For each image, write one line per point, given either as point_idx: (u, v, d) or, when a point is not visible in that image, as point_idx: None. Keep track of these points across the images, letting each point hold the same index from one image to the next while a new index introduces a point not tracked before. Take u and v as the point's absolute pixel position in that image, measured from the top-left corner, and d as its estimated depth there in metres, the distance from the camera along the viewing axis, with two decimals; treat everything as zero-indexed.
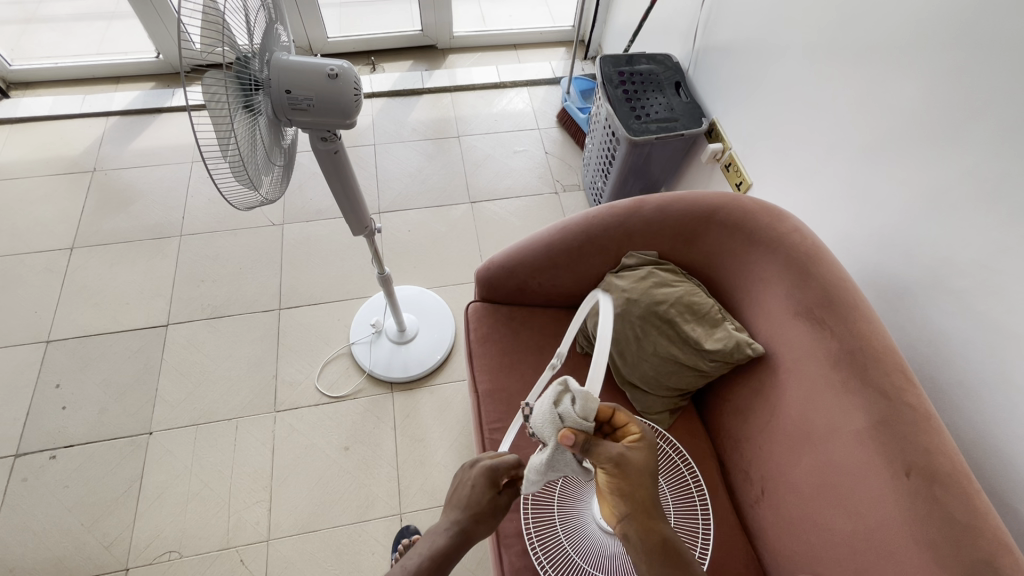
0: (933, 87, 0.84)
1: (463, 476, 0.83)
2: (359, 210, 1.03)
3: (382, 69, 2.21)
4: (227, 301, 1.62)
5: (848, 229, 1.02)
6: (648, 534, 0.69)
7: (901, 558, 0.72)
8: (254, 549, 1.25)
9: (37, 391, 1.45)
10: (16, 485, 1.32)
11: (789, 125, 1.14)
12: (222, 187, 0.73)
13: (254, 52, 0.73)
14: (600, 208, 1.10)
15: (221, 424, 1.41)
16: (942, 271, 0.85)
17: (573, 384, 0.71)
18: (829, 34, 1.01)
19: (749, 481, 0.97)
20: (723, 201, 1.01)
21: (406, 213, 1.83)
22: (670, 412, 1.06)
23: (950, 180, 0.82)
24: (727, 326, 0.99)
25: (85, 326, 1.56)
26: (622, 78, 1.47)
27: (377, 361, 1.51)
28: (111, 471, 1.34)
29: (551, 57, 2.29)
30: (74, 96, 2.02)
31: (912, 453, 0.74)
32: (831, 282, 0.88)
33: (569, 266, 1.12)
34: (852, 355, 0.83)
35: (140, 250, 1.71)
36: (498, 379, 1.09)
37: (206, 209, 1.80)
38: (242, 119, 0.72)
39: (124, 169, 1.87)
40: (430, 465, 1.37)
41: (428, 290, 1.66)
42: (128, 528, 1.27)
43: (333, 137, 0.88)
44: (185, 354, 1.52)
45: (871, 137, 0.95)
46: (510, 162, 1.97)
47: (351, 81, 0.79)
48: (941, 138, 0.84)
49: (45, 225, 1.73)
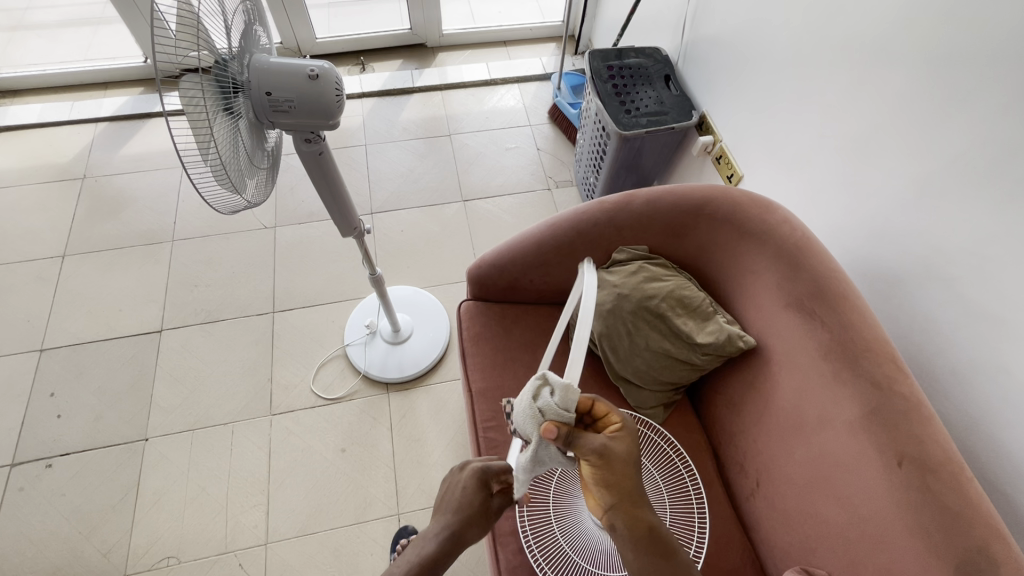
0: (919, 74, 0.83)
1: (454, 479, 0.83)
2: (347, 212, 1.02)
3: (372, 69, 2.20)
4: (221, 305, 1.61)
5: (838, 219, 1.02)
6: (634, 523, 0.69)
7: (896, 548, 0.72)
8: (253, 552, 1.25)
9: (31, 400, 1.44)
10: (12, 494, 1.31)
11: (778, 116, 1.14)
12: (204, 192, 0.73)
13: (233, 55, 0.73)
14: (589, 203, 1.09)
15: (217, 429, 1.41)
16: (932, 260, 0.84)
17: (552, 376, 0.69)
18: (817, 24, 1.00)
19: (744, 473, 0.97)
20: (713, 194, 1.00)
21: (399, 213, 1.82)
22: (664, 406, 1.05)
23: (940, 166, 0.82)
24: (719, 319, 0.99)
25: (79, 334, 1.55)
26: (611, 72, 1.46)
27: (373, 362, 1.50)
28: (108, 478, 1.34)
29: (541, 53, 2.28)
30: (63, 103, 2.01)
31: (905, 442, 0.74)
32: (820, 273, 0.87)
33: (560, 263, 1.12)
34: (843, 345, 0.82)
35: (131, 256, 1.70)
36: (491, 377, 1.09)
37: (197, 214, 1.79)
38: (222, 122, 0.72)
39: (115, 175, 1.86)
40: (428, 465, 1.37)
41: (422, 289, 1.66)
42: (126, 535, 1.27)
43: (318, 140, 0.87)
44: (179, 360, 1.52)
45: (861, 126, 0.94)
46: (503, 160, 1.96)
47: (333, 81, 0.79)
48: (929, 125, 0.83)
49: (35, 233, 1.72)
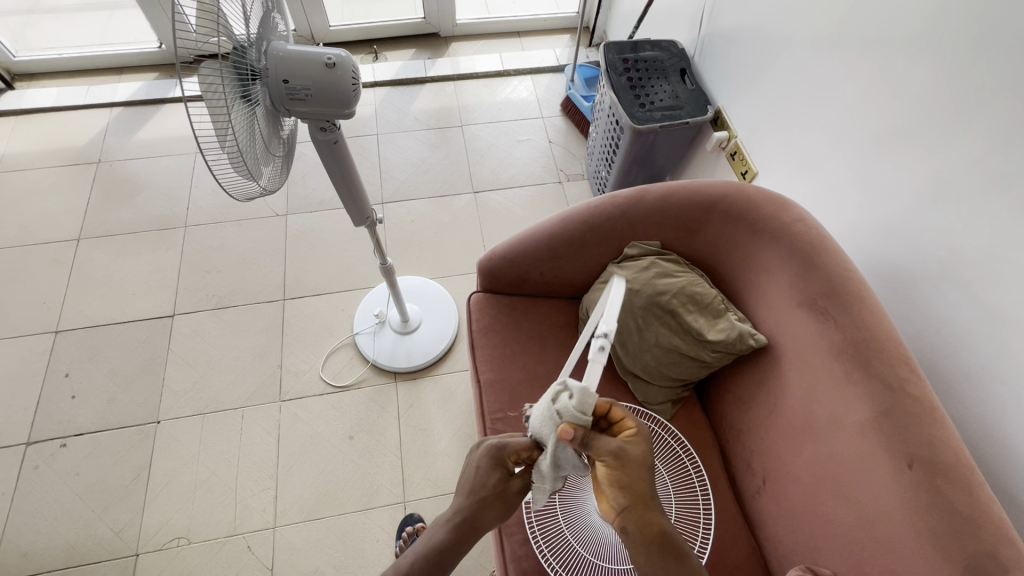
0: (943, 71, 0.82)
1: (469, 457, 0.82)
2: (360, 201, 1.02)
3: (385, 57, 2.19)
4: (233, 291, 1.63)
5: (853, 218, 1.01)
6: (646, 526, 0.69)
7: (902, 549, 0.72)
8: (261, 535, 1.27)
9: (46, 380, 1.47)
10: (27, 472, 1.34)
11: (795, 112, 1.12)
12: (220, 178, 0.73)
13: (251, 42, 0.73)
14: (602, 197, 1.09)
15: (228, 413, 1.43)
16: (947, 261, 0.84)
17: (571, 381, 0.67)
18: (838, 20, 0.99)
19: (751, 471, 0.97)
20: (728, 190, 1.00)
21: (409, 203, 1.83)
22: (672, 402, 1.05)
23: (959, 168, 0.81)
24: (730, 317, 0.99)
25: (93, 317, 1.57)
26: (627, 65, 1.45)
27: (381, 351, 1.51)
28: (120, 459, 1.36)
29: (556, 44, 2.26)
30: (78, 87, 2.02)
31: (915, 443, 0.74)
32: (834, 272, 0.87)
33: (571, 256, 1.12)
34: (856, 346, 0.82)
35: (145, 241, 1.72)
36: (500, 369, 1.09)
37: (210, 200, 1.80)
38: (240, 109, 0.72)
39: (129, 159, 1.87)
40: (434, 454, 1.38)
41: (431, 280, 1.66)
42: (137, 515, 1.29)
43: (333, 128, 0.87)
44: (191, 344, 1.53)
45: (878, 125, 0.93)
46: (514, 152, 1.95)
47: (349, 70, 0.79)
48: (951, 124, 0.82)
49: (51, 216, 1.74)
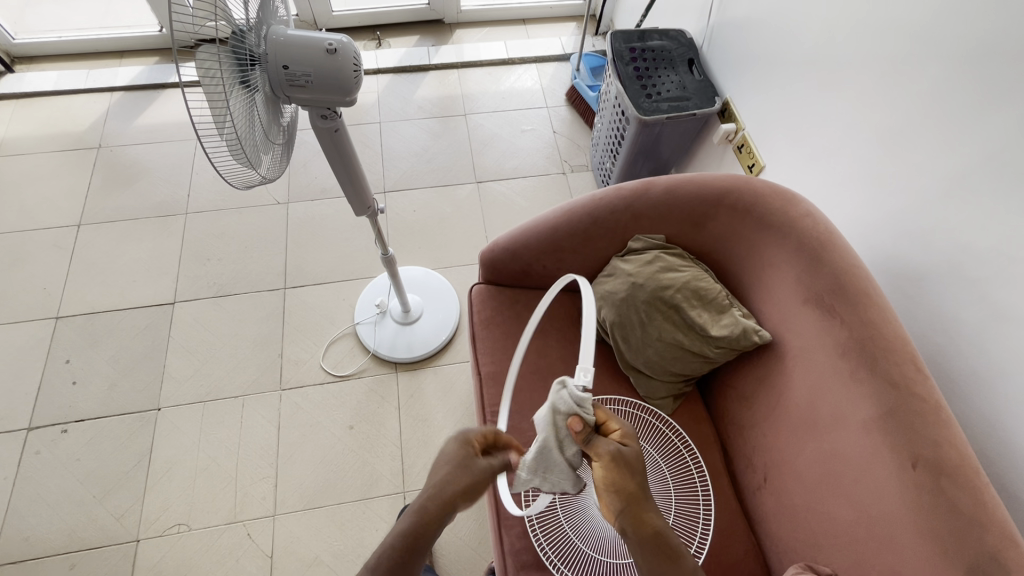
0: (958, 64, 0.80)
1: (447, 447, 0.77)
2: (361, 191, 1.01)
3: (388, 44, 2.16)
4: (233, 279, 1.62)
5: (861, 214, 0.99)
6: (641, 527, 0.68)
7: (904, 549, 0.71)
8: (262, 523, 1.27)
9: (48, 366, 1.46)
10: (29, 457, 1.34)
11: (804, 105, 1.10)
12: (218, 165, 0.72)
13: (250, 26, 0.71)
14: (606, 189, 1.07)
15: (227, 401, 1.42)
16: (956, 258, 0.82)
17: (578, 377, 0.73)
18: (849, 12, 0.97)
19: (752, 467, 0.97)
20: (735, 184, 0.98)
21: (411, 192, 1.81)
22: (674, 397, 1.04)
23: (971, 164, 0.79)
24: (734, 313, 0.97)
25: (94, 302, 1.57)
26: (634, 54, 1.42)
27: (382, 341, 1.51)
28: (121, 446, 1.36)
29: (562, 32, 2.23)
30: (79, 71, 2.00)
31: (920, 443, 0.73)
32: (841, 268, 0.85)
33: (574, 249, 1.11)
34: (862, 344, 0.81)
35: (146, 227, 1.71)
36: (501, 361, 1.08)
37: (210, 186, 1.79)
38: (238, 95, 0.71)
39: (130, 145, 1.86)
40: (435, 445, 1.38)
41: (433, 271, 1.65)
42: (139, 501, 1.30)
43: (333, 116, 0.86)
44: (192, 331, 1.53)
45: (889, 118, 0.91)
46: (518, 142, 1.93)
47: (351, 55, 0.77)
48: (965, 118, 0.80)
49: (52, 201, 1.73)
